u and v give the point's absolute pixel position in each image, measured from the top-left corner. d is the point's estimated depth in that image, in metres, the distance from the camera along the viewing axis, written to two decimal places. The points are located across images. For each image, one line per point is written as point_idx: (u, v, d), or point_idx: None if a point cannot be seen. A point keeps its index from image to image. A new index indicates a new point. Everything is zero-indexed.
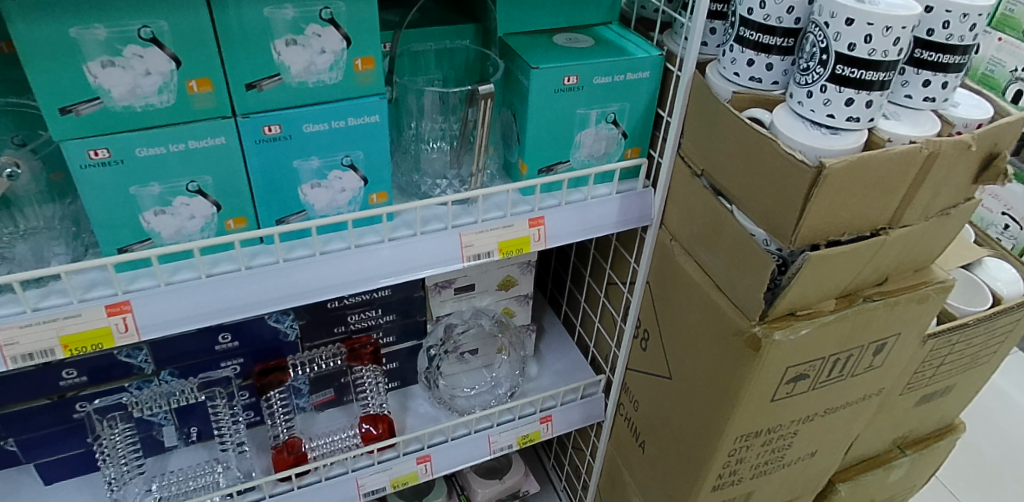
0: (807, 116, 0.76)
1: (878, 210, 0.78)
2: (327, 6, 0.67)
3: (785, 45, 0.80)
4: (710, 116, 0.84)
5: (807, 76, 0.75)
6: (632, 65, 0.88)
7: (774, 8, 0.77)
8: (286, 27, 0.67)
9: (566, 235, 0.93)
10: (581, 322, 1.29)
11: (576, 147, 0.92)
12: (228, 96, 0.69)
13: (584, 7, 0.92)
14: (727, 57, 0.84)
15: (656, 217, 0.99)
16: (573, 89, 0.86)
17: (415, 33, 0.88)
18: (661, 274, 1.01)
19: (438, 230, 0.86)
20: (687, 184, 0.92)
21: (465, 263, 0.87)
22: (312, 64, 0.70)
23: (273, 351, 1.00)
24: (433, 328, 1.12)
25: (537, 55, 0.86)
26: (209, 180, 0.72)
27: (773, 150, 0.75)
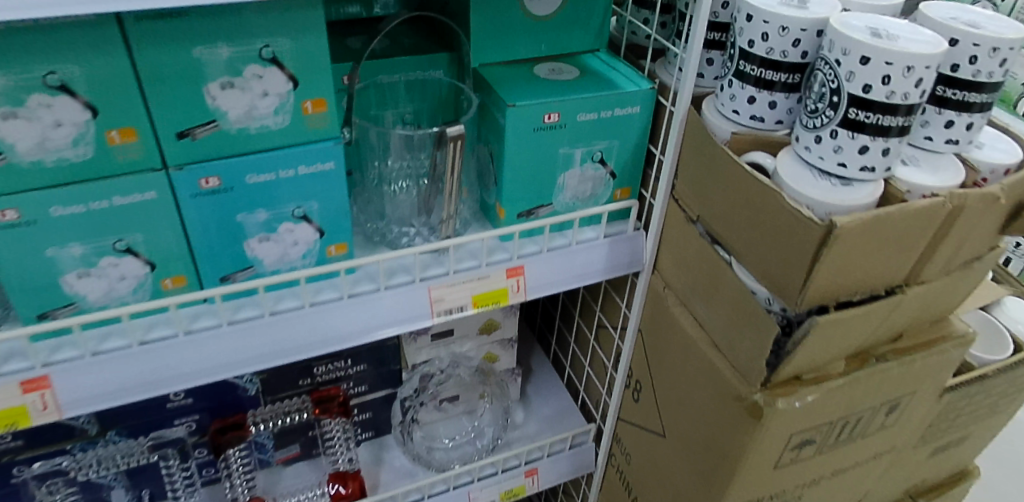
0: (815, 164, 0.68)
1: (893, 268, 0.70)
2: (268, 44, 0.59)
3: (791, 81, 0.71)
4: (706, 159, 0.76)
5: (816, 119, 0.67)
6: (621, 100, 0.79)
7: (779, 41, 0.69)
8: (221, 68, 0.59)
9: (547, 286, 0.85)
10: (571, 364, 1.21)
11: (559, 189, 0.83)
12: (157, 147, 0.60)
13: (568, 32, 0.84)
14: (725, 93, 0.75)
15: (648, 263, 0.91)
16: (554, 127, 0.78)
17: (382, 64, 0.79)
18: (654, 323, 0.93)
19: (404, 283, 0.78)
20: (681, 230, 0.84)
21: (434, 320, 0.79)
22: (253, 109, 0.62)
23: (232, 406, 0.92)
24: (408, 377, 1.03)
25: (514, 90, 0.77)
26: (140, 238, 0.64)
27: (776, 202, 0.67)
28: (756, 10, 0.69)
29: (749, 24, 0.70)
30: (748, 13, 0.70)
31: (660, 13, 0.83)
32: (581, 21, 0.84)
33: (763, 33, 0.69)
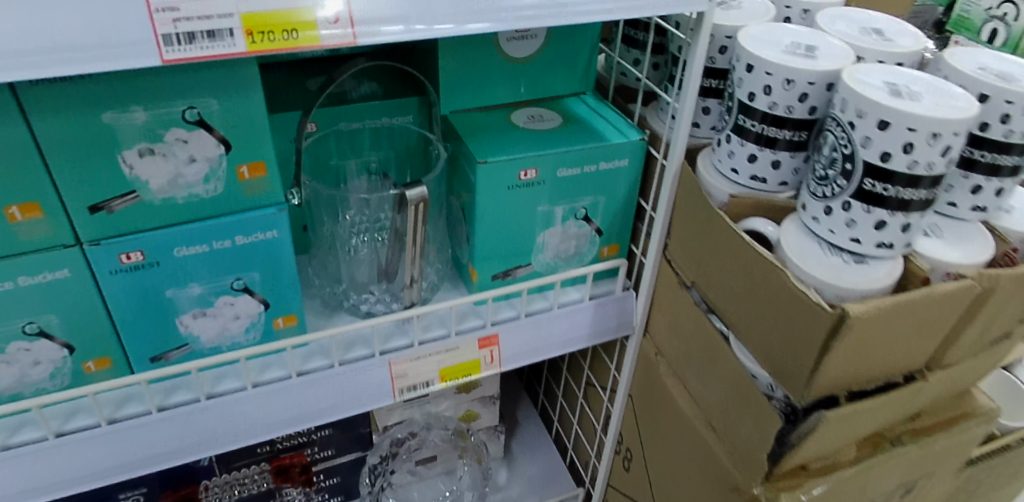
0: (824, 237, 0.60)
1: (912, 353, 0.62)
2: (192, 105, 0.51)
3: (797, 138, 0.63)
4: (700, 223, 0.68)
5: (826, 187, 0.59)
6: (607, 153, 0.71)
7: (783, 95, 0.60)
8: (138, 134, 0.51)
9: (524, 355, 0.77)
10: (559, 417, 1.13)
11: (538, 249, 0.76)
12: (67, 222, 0.53)
13: (551, 72, 0.76)
14: (723, 149, 0.67)
15: (639, 326, 0.83)
16: (531, 184, 0.70)
17: (343, 110, 0.71)
18: (646, 391, 0.85)
19: (363, 358, 0.70)
20: (674, 295, 0.76)
21: (398, 397, 0.71)
22: (179, 176, 0.54)
23: (184, 476, 0.84)
24: (380, 440, 0.95)
25: (487, 143, 0.69)
26: (54, 320, 0.57)
27: (779, 281, 0.59)
28: (757, 60, 0.60)
29: (749, 74, 0.62)
30: (748, 63, 0.62)
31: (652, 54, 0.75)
32: (564, 61, 0.76)
33: (765, 85, 0.61)
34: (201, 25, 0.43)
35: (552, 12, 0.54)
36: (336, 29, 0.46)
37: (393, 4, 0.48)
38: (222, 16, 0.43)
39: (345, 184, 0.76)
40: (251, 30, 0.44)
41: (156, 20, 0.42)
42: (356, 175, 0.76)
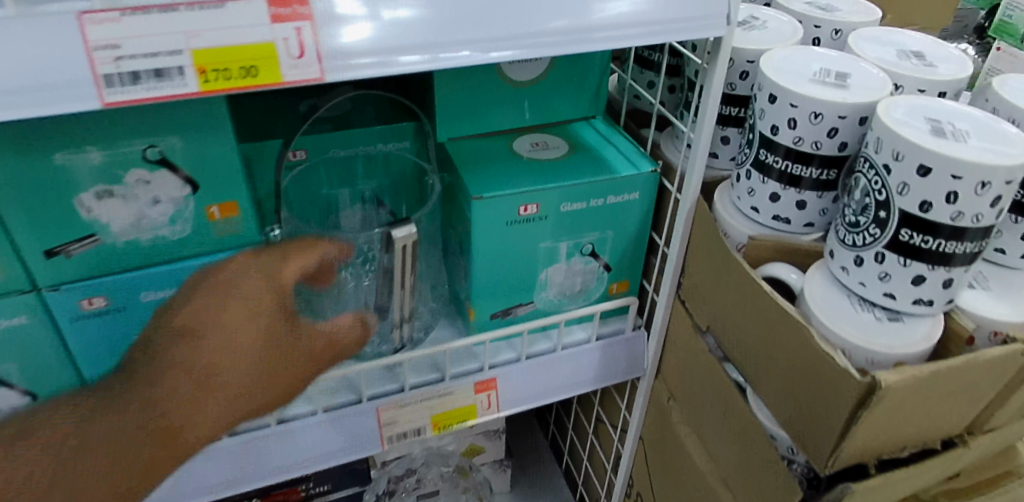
0: (855, 289, 0.55)
1: (950, 419, 0.55)
2: (153, 144, 0.47)
3: (825, 177, 0.57)
4: (717, 266, 0.63)
5: (858, 235, 0.53)
6: (616, 186, 0.66)
7: (810, 130, 0.54)
8: (94, 175, 0.47)
9: (525, 399, 0.72)
10: (568, 450, 1.08)
11: (541, 286, 0.70)
12: (21, 267, 0.49)
13: (554, 92, 0.70)
14: (742, 185, 0.62)
15: (650, 367, 0.77)
16: (532, 220, 0.65)
17: (332, 137, 0.66)
18: (658, 436, 0.80)
19: (348, 404, 0.65)
20: (688, 338, 0.70)
21: (388, 445, 0.67)
22: (143, 218, 0.50)
23: None
24: (378, 475, 0.91)
25: (485, 175, 0.64)
26: (13, 369, 0.53)
27: (803, 339, 0.53)
28: (781, 90, 0.54)
29: (771, 106, 0.56)
30: (770, 93, 0.55)
31: (666, 77, 0.69)
32: (571, 81, 0.70)
33: (790, 119, 0.55)
34: (147, 63, 0.38)
35: (570, 37, 0.48)
36: (303, 66, 0.42)
37: (411, 33, 0.43)
38: (172, 54, 0.39)
39: (337, 213, 0.72)
40: (204, 68, 0.40)
41: (96, 59, 0.37)
42: (349, 205, 0.71)
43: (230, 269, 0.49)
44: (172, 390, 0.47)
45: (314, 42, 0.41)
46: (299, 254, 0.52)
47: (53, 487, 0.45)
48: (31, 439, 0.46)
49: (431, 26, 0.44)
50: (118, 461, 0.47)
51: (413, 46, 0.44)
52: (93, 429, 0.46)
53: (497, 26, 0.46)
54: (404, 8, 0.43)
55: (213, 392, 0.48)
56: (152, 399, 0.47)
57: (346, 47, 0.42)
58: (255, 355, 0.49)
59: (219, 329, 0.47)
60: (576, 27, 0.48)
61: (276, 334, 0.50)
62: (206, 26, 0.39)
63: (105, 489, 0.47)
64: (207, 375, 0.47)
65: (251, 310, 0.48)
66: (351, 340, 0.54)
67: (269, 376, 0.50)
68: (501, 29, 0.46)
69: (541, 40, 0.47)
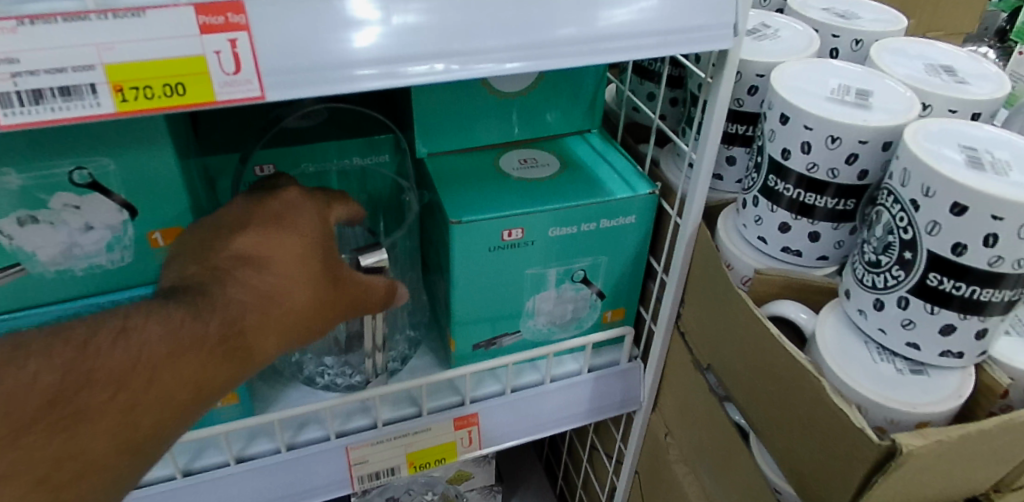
0: (875, 336, 0.50)
1: (978, 483, 0.49)
2: (80, 165, 0.42)
3: (842, 207, 0.52)
4: (720, 300, 0.57)
5: (881, 276, 0.48)
6: (609, 210, 0.60)
7: (826, 155, 0.50)
8: (13, 200, 0.42)
9: (509, 436, 0.66)
10: (563, 475, 1.02)
11: (528, 315, 0.65)
12: None
13: (545, 102, 0.64)
14: (749, 213, 0.57)
15: (646, 400, 0.72)
16: (518, 245, 0.59)
17: (309, 150, 0.59)
18: (654, 473, 0.74)
19: (316, 441, 0.60)
20: (686, 373, 0.65)
21: (357, 486, 0.61)
22: (74, 246, 0.45)
23: None
24: None
25: (468, 197, 0.58)
26: None
27: (814, 391, 0.47)
28: (794, 110, 0.50)
29: (783, 127, 0.51)
30: (782, 113, 0.51)
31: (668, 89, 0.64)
32: (564, 92, 0.65)
33: (803, 142, 0.50)
34: (51, 81, 0.33)
35: (579, 50, 0.43)
36: (237, 85, 0.36)
37: (424, 40, 0.39)
38: (77, 70, 0.33)
39: None
40: (119, 85, 0.34)
41: None
42: None
43: (283, 199, 0.48)
44: (248, 304, 0.43)
45: (268, 56, 0.36)
46: (345, 202, 0.51)
47: (121, 400, 0.37)
48: (100, 344, 0.38)
49: (429, 35, 0.39)
50: (193, 371, 0.40)
51: (408, 57, 0.39)
52: (166, 335, 0.39)
53: (498, 35, 0.40)
54: (413, 11, 0.38)
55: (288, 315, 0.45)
56: (229, 315, 0.42)
57: (360, 56, 0.38)
58: (324, 283, 0.47)
59: (293, 256, 0.45)
60: (582, 37, 0.42)
61: (336, 273, 0.48)
62: (122, 38, 0.33)
63: (170, 404, 0.39)
64: (276, 308, 0.44)
65: (312, 245, 0.47)
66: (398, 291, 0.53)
67: (329, 309, 0.48)
68: (483, 39, 0.40)
69: (553, 51, 0.42)
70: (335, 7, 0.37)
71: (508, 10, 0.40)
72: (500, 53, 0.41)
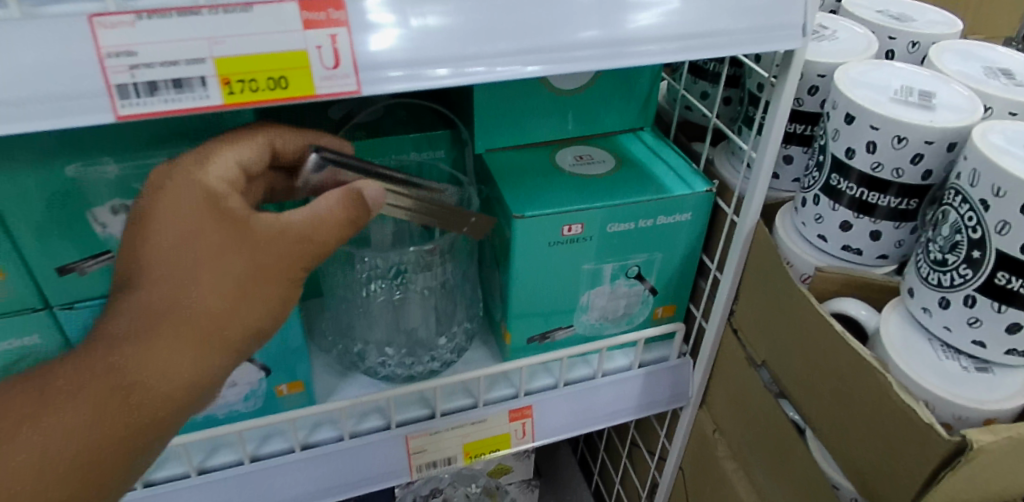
0: (938, 334, 0.51)
1: None
2: (174, 155, 0.44)
3: (904, 206, 0.54)
4: (777, 298, 0.58)
5: (945, 275, 0.49)
6: (666, 207, 0.61)
7: (891, 155, 0.51)
8: (110, 189, 0.43)
9: (562, 429, 0.67)
10: (599, 472, 1.03)
11: (582, 309, 0.66)
12: (34, 285, 0.46)
13: (602, 101, 0.66)
14: (808, 212, 0.58)
15: (695, 396, 0.72)
16: (576, 240, 0.60)
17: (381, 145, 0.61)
18: (699, 467, 0.75)
19: (376, 431, 0.61)
20: (740, 370, 0.65)
21: (415, 474, 0.63)
22: None
23: None
24: (401, 494, 0.88)
25: (526, 193, 0.59)
26: None
27: (880, 386, 0.48)
28: (861, 111, 0.51)
29: (848, 126, 0.53)
30: (847, 112, 0.52)
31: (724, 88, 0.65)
32: (619, 91, 0.66)
33: (869, 142, 0.51)
34: (165, 73, 0.34)
35: (602, 54, 0.43)
36: (335, 79, 0.37)
37: (432, 43, 0.39)
38: (190, 63, 0.35)
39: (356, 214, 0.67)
40: (227, 79, 0.36)
41: (107, 67, 0.34)
42: None
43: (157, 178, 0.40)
44: (127, 329, 0.37)
45: (363, 53, 0.37)
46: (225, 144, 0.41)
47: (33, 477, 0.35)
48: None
49: (454, 37, 0.39)
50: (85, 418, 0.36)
51: (436, 60, 0.39)
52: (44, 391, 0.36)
53: (511, 39, 0.40)
54: (431, 14, 0.38)
55: (186, 332, 0.37)
56: (106, 350, 0.36)
57: (410, 56, 0.38)
58: (228, 268, 0.38)
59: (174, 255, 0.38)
60: (608, 39, 0.42)
61: (234, 231, 0.38)
62: (229, 32, 0.35)
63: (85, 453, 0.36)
64: (160, 318, 0.37)
65: (186, 215, 0.38)
66: (351, 220, 0.40)
67: (256, 285, 0.39)
68: (547, 39, 0.41)
69: (573, 55, 0.42)
70: (355, 8, 0.37)
71: (524, 14, 0.40)
72: (505, 57, 0.40)
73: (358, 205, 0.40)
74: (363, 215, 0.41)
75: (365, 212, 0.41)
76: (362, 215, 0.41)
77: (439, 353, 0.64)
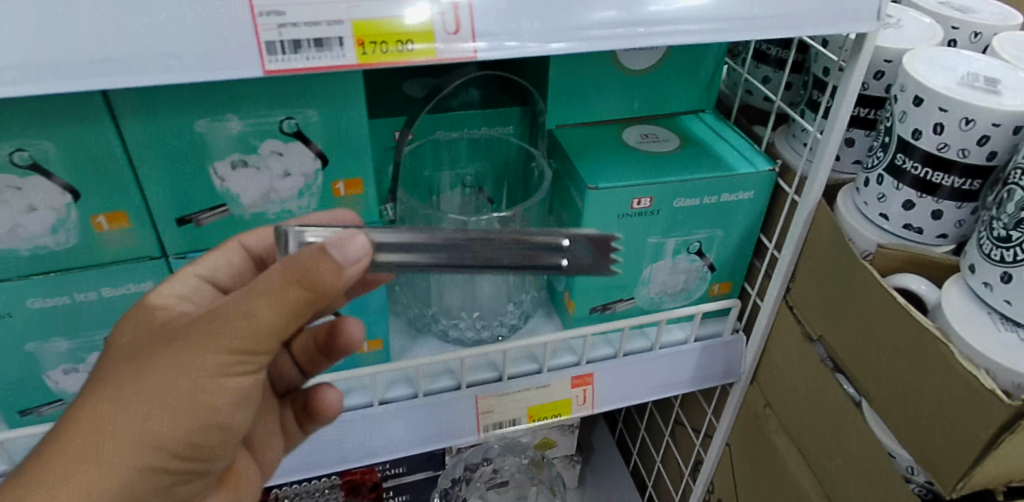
0: (999, 307, 0.53)
1: None
2: (291, 115, 0.47)
3: (967, 187, 0.56)
4: (838, 276, 0.60)
5: (1009, 250, 0.51)
6: (730, 184, 0.64)
7: (959, 136, 0.53)
8: (231, 144, 0.47)
9: (618, 398, 0.70)
10: (638, 452, 1.06)
11: (643, 282, 0.68)
12: (154, 233, 0.50)
13: (669, 86, 0.69)
14: (871, 191, 0.61)
15: (746, 372, 0.75)
16: (644, 214, 0.63)
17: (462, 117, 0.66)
18: (746, 442, 0.77)
19: (448, 390, 0.65)
20: (794, 345, 0.68)
21: (482, 434, 0.66)
22: (272, 191, 0.50)
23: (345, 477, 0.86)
24: (453, 462, 0.92)
25: (598, 166, 0.62)
26: None
27: (941, 355, 0.51)
28: (930, 93, 0.54)
29: (916, 108, 0.55)
30: (916, 95, 0.55)
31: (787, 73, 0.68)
32: (684, 75, 0.68)
33: (936, 123, 0.54)
34: (309, 32, 0.38)
35: (617, 33, 0.44)
36: (457, 42, 0.41)
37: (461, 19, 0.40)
38: (331, 24, 0.38)
39: (437, 195, 0.72)
40: (362, 40, 0.39)
41: (259, 25, 0.37)
42: (449, 188, 0.72)
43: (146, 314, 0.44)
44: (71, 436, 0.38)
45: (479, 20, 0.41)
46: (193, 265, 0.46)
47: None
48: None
49: (490, 13, 0.41)
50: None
51: (481, 32, 0.41)
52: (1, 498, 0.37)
53: (533, 19, 0.42)
54: None
55: (72, 449, 0.38)
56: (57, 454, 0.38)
57: (511, 26, 0.41)
58: (126, 378, 0.39)
59: (99, 371, 0.41)
60: (622, 20, 0.44)
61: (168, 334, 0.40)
62: None
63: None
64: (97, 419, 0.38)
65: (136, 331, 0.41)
66: (298, 277, 0.36)
67: (155, 396, 0.39)
68: (631, 14, 0.44)
69: (586, 34, 0.43)
70: None
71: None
72: (530, 36, 0.42)
73: (312, 265, 0.36)
74: (322, 273, 0.36)
75: (329, 264, 0.36)
76: (323, 266, 0.36)
77: (507, 318, 0.67)
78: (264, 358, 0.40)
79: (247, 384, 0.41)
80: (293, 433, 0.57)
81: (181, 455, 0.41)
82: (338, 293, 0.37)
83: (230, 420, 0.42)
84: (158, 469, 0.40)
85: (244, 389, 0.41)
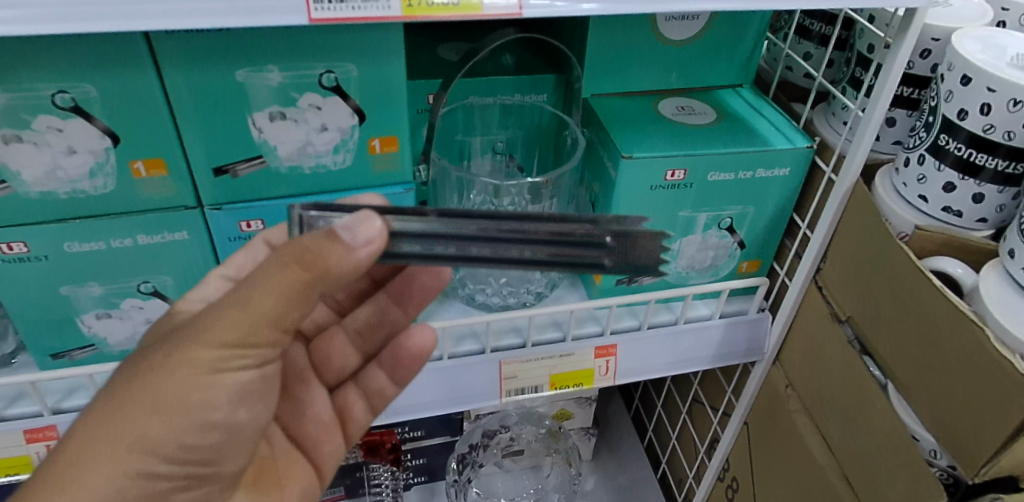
0: None
1: None
2: (330, 69, 0.47)
3: (1011, 170, 0.54)
4: (872, 257, 0.59)
5: None
6: (766, 160, 0.63)
7: (1006, 118, 0.52)
8: (271, 95, 0.47)
9: (640, 371, 0.70)
10: (654, 428, 1.06)
11: (672, 256, 0.68)
12: (191, 182, 0.50)
13: (708, 58, 0.67)
14: (912, 172, 0.60)
15: (770, 351, 0.74)
16: (677, 186, 0.62)
17: (496, 83, 0.66)
18: (765, 422, 0.77)
19: (473, 353, 0.65)
20: (822, 326, 0.67)
21: (503, 398, 0.67)
22: (308, 144, 0.50)
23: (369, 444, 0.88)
24: (470, 428, 0.93)
25: (633, 136, 0.62)
26: (168, 280, 0.55)
27: (975, 338, 0.50)
28: (978, 72, 0.52)
29: (963, 88, 0.54)
30: (964, 74, 0.53)
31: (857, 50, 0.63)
32: (724, 47, 0.67)
33: (983, 104, 0.52)
34: None
35: None
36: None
37: None
38: None
39: (468, 160, 0.73)
40: None
41: None
42: (480, 153, 0.73)
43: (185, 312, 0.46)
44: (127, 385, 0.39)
45: None
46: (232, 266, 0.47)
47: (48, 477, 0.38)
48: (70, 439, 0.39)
49: None
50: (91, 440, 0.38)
51: None
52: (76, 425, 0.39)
53: None
54: None
55: (78, 436, 0.38)
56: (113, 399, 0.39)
57: None
58: (120, 382, 0.39)
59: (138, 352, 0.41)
60: None
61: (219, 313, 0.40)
62: None
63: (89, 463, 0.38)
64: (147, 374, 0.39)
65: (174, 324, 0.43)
66: (298, 258, 0.35)
67: (151, 389, 0.39)
68: None
69: None
70: None
71: None
72: None
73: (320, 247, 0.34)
74: (330, 257, 0.35)
75: (339, 247, 0.35)
76: (331, 249, 0.35)
77: (533, 286, 0.67)
78: (261, 350, 0.40)
79: (246, 377, 0.41)
80: (346, 428, 0.60)
81: (178, 457, 0.41)
82: (348, 275, 0.36)
83: (230, 417, 0.42)
84: (160, 457, 0.40)
85: (245, 384, 0.41)
